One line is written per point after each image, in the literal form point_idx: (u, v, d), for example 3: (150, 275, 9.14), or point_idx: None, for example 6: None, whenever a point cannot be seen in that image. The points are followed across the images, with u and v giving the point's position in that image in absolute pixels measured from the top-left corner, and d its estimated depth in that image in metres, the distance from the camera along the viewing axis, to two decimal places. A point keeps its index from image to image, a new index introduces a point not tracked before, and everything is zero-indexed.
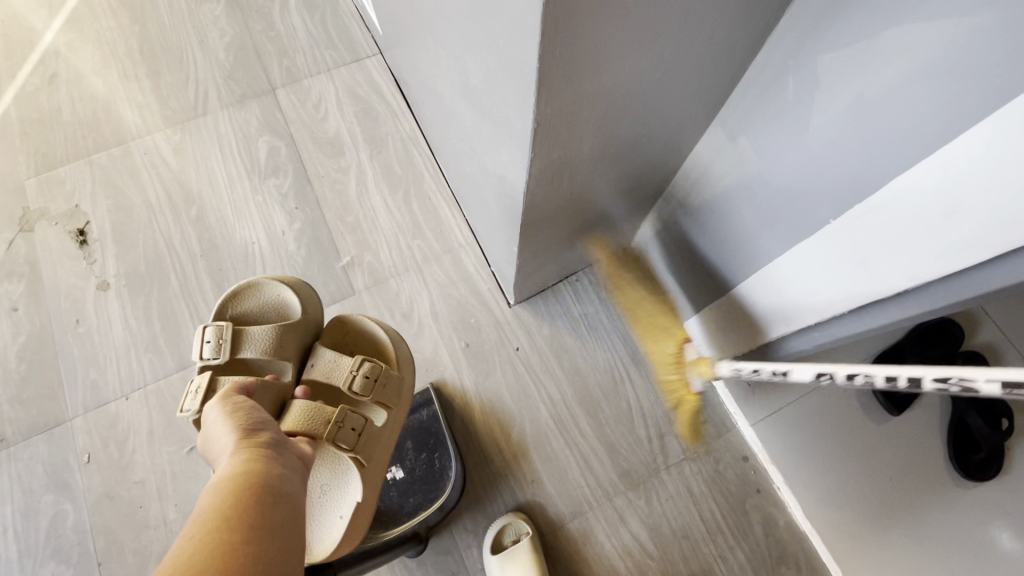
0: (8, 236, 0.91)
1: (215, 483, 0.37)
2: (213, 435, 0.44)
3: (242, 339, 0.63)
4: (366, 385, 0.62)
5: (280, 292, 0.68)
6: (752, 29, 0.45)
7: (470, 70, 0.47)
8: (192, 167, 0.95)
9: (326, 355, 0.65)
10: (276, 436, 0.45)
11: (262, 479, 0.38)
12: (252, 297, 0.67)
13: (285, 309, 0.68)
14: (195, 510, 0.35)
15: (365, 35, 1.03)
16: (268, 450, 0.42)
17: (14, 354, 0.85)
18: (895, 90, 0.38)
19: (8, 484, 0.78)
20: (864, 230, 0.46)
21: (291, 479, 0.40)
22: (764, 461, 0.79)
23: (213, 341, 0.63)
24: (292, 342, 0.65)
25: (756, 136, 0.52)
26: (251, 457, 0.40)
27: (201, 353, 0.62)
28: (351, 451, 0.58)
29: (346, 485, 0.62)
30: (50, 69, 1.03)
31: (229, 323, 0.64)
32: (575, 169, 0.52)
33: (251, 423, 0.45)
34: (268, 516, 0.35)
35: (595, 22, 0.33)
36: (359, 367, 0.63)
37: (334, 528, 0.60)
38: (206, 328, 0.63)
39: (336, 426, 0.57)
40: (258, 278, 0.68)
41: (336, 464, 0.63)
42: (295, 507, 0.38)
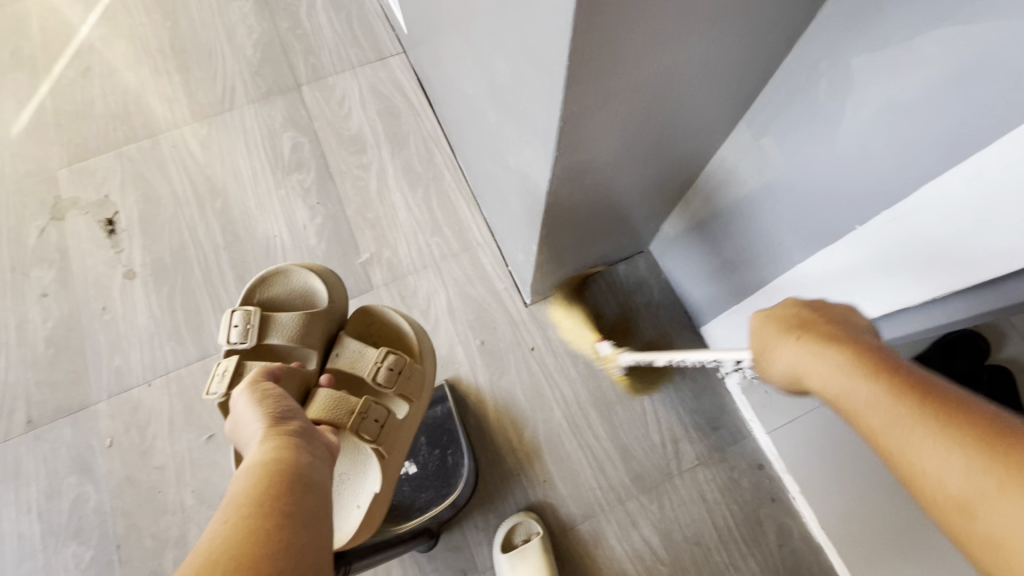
0: (40, 223, 0.94)
1: (246, 470, 0.37)
2: (242, 423, 0.45)
3: (270, 325, 0.64)
4: (390, 377, 0.63)
5: (307, 279, 0.69)
6: (781, 33, 0.45)
7: (496, 68, 0.47)
8: (218, 160, 0.97)
9: (352, 345, 0.66)
10: (304, 425, 0.45)
11: (292, 466, 0.38)
12: (281, 283, 0.69)
13: (311, 297, 0.69)
14: (228, 494, 0.36)
15: (389, 35, 1.04)
16: (297, 439, 0.42)
17: (42, 338, 0.87)
18: (928, 95, 0.38)
19: (33, 465, 0.80)
20: (889, 237, 0.45)
21: (320, 467, 0.41)
22: (780, 469, 0.78)
23: (241, 325, 0.64)
24: (318, 330, 0.66)
25: (781, 141, 0.52)
26: (281, 444, 0.41)
27: (228, 336, 0.63)
28: (374, 442, 0.59)
29: (364, 477, 0.62)
30: (85, 62, 1.06)
31: (257, 308, 0.65)
32: (597, 169, 0.52)
33: (279, 412, 0.45)
34: (298, 503, 0.36)
35: (627, 21, 0.33)
36: (383, 359, 0.64)
37: (350, 518, 0.60)
38: (235, 312, 0.64)
39: (359, 417, 0.58)
40: (286, 265, 0.69)
41: (356, 455, 0.63)
42: (324, 494, 0.39)
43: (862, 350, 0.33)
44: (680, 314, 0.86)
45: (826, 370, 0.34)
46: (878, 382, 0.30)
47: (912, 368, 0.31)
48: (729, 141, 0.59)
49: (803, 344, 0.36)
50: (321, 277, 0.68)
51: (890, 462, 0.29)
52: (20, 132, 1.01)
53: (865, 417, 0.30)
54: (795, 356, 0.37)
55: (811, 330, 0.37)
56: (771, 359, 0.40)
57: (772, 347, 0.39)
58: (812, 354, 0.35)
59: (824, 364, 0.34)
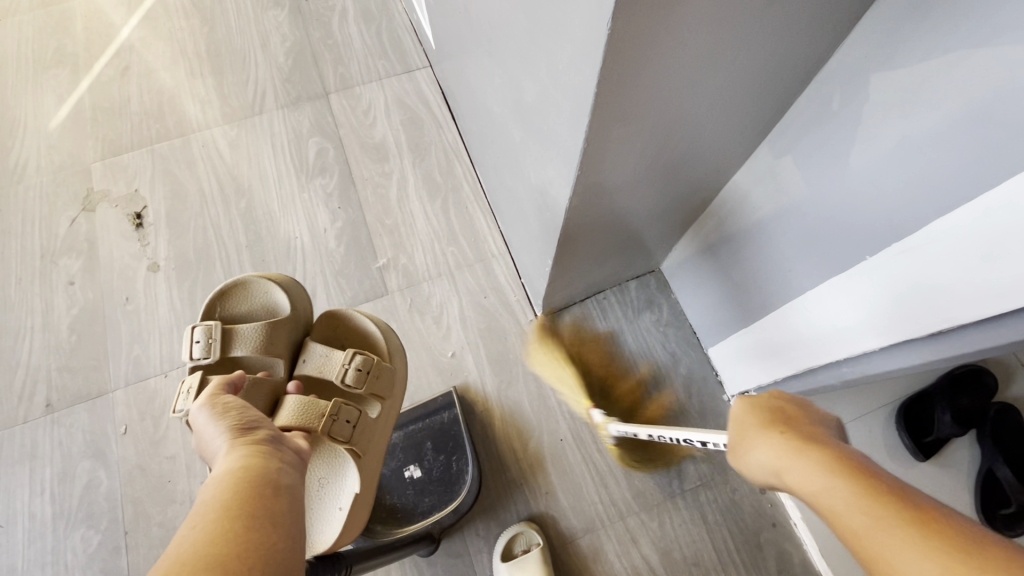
0: (71, 214, 0.97)
1: (216, 476, 0.38)
2: (206, 437, 0.45)
3: (232, 338, 0.65)
4: (358, 377, 0.64)
5: (266, 290, 0.69)
6: (800, 65, 0.46)
7: (524, 88, 0.49)
8: (245, 161, 1.00)
9: (317, 350, 0.67)
10: (271, 433, 0.46)
11: (262, 472, 0.40)
12: (241, 296, 0.69)
13: (272, 307, 0.70)
14: (198, 498, 0.37)
15: (417, 49, 1.08)
16: (266, 447, 0.44)
17: (66, 325, 0.90)
18: (938, 136, 0.39)
19: (49, 448, 0.82)
20: (900, 268, 0.46)
21: (289, 473, 0.42)
22: (782, 494, 0.78)
23: (202, 341, 0.64)
24: (282, 339, 0.67)
25: (799, 168, 0.54)
26: (249, 452, 0.42)
27: (190, 353, 0.64)
28: (347, 443, 0.60)
29: (342, 478, 0.62)
30: (124, 62, 1.10)
31: (217, 323, 0.65)
32: (618, 188, 0.54)
33: (245, 422, 0.46)
34: (269, 505, 0.37)
35: (652, 51, 0.35)
36: (351, 360, 0.65)
37: (333, 521, 0.60)
38: (195, 328, 0.64)
39: (330, 419, 0.59)
40: (243, 278, 0.70)
41: (333, 458, 0.63)
42: (295, 496, 0.40)
43: (847, 462, 0.30)
44: (689, 335, 0.87)
45: (859, 524, 0.27)
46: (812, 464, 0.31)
47: (881, 470, 0.29)
48: (747, 165, 0.61)
49: (823, 472, 0.30)
50: (281, 286, 0.69)
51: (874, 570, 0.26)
52: (58, 125, 1.05)
53: (845, 521, 0.28)
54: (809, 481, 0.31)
55: (785, 427, 0.35)
56: (743, 457, 0.38)
57: (748, 440, 0.37)
58: (819, 475, 0.30)
59: (801, 467, 0.31)
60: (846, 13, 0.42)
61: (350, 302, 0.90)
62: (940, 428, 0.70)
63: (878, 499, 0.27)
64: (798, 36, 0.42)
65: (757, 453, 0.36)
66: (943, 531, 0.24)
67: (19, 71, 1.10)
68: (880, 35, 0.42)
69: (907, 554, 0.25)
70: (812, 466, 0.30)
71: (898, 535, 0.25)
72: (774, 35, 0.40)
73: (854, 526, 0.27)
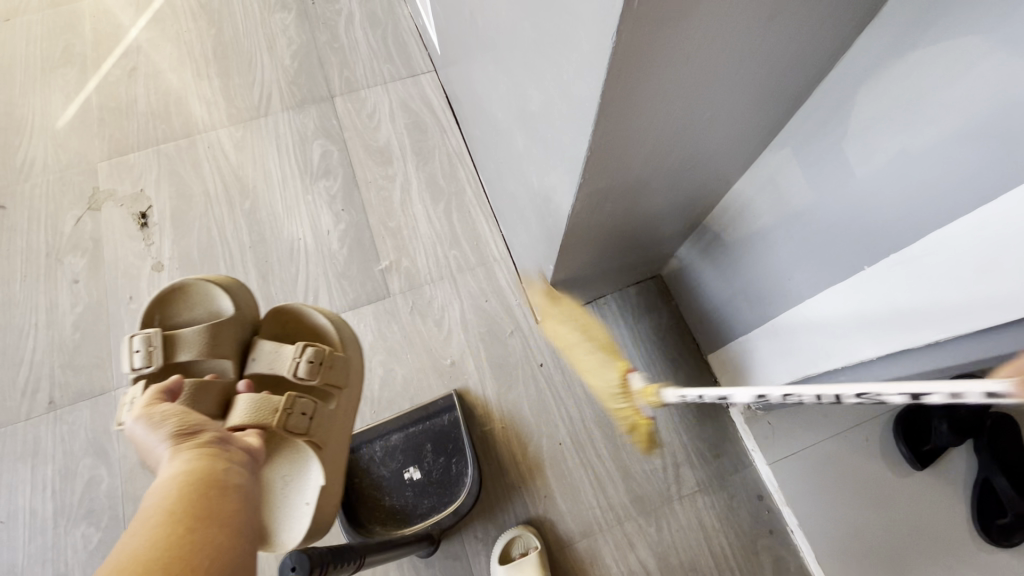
0: (76, 213, 0.98)
1: (158, 487, 0.40)
2: (147, 443, 0.46)
3: (174, 343, 0.64)
4: (310, 369, 0.65)
5: (205, 292, 0.68)
6: (802, 78, 0.47)
7: (529, 96, 0.50)
8: (250, 162, 1.01)
9: (266, 347, 0.67)
10: (218, 432, 0.48)
11: (208, 476, 0.42)
12: (182, 300, 0.68)
13: (215, 309, 0.69)
14: (141, 511, 0.39)
15: (422, 53, 1.09)
16: (211, 449, 0.45)
17: (70, 323, 0.90)
18: (935, 150, 0.40)
19: (51, 445, 0.83)
20: (897, 278, 0.47)
21: (238, 472, 0.45)
22: (778, 501, 0.78)
23: (142, 350, 0.63)
24: (227, 339, 0.67)
25: (799, 178, 0.54)
26: (192, 458, 0.43)
27: (132, 363, 0.63)
28: (305, 435, 0.61)
29: (306, 472, 0.62)
30: (132, 63, 1.11)
31: (156, 330, 0.64)
32: (619, 197, 0.54)
33: (190, 421, 0.47)
34: (213, 513, 0.39)
35: (650, 68, 0.36)
36: (301, 353, 0.66)
37: (299, 517, 0.60)
38: (134, 337, 0.63)
39: (285, 413, 0.59)
40: (182, 282, 0.69)
41: (295, 454, 0.63)
42: (241, 499, 0.42)
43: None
44: (688, 341, 0.88)
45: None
46: None
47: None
48: (747, 175, 0.61)
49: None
50: (223, 287, 0.69)
51: None
52: (65, 124, 1.05)
53: None
54: None
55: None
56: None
57: None
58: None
59: None
60: (847, 30, 0.42)
61: (351, 304, 0.91)
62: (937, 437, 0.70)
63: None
64: (799, 49, 0.43)
65: None
66: None
67: (27, 70, 1.11)
68: (876, 52, 0.43)
69: None
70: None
71: None
72: (774, 50, 0.41)
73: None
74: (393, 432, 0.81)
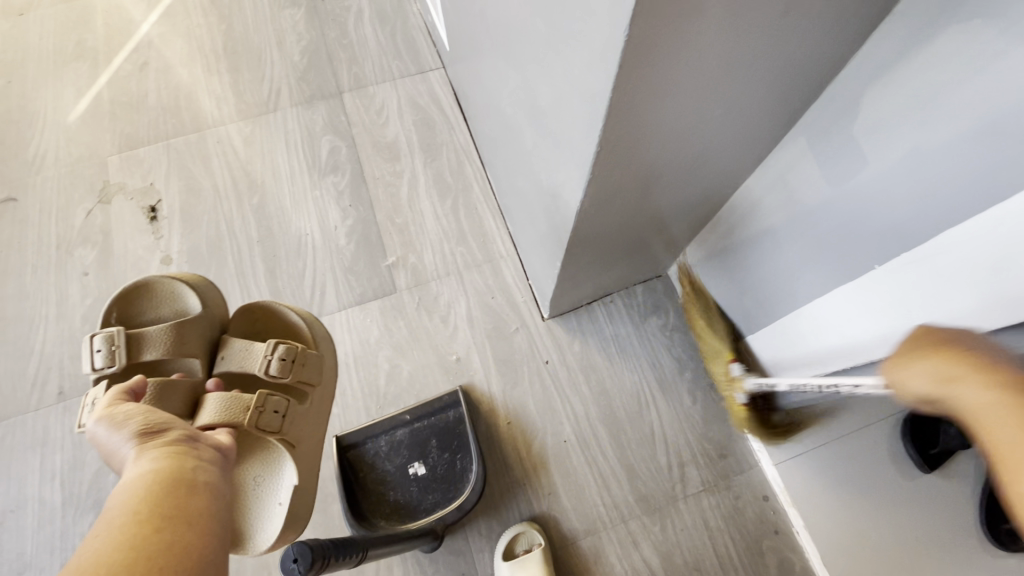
0: (87, 206, 0.99)
1: (123, 489, 0.39)
2: (108, 445, 0.45)
3: (138, 342, 0.63)
4: (283, 366, 0.65)
5: (172, 290, 0.68)
6: (815, 74, 0.46)
7: (538, 92, 0.50)
8: (258, 157, 1.01)
9: (236, 345, 0.67)
10: (185, 430, 0.47)
11: (176, 476, 0.41)
12: (146, 299, 0.68)
13: (181, 306, 0.68)
14: (104, 515, 0.38)
15: (430, 50, 1.09)
16: (177, 449, 0.45)
17: (80, 315, 0.91)
18: (949, 148, 0.39)
19: (61, 435, 0.84)
20: (909, 277, 0.46)
21: (206, 471, 0.44)
22: (784, 502, 0.78)
23: (104, 349, 0.62)
24: (194, 337, 0.66)
25: (809, 175, 0.54)
26: (158, 458, 0.43)
27: (92, 363, 0.62)
28: (278, 434, 0.61)
29: (279, 473, 0.63)
30: (143, 57, 1.12)
31: (119, 329, 0.63)
32: (628, 194, 0.54)
33: (154, 421, 0.46)
34: (180, 512, 0.39)
35: (659, 64, 0.36)
36: (273, 351, 0.66)
37: (273, 517, 0.61)
38: (95, 336, 0.62)
39: (257, 411, 0.59)
40: (146, 279, 0.68)
41: (267, 454, 0.64)
42: (209, 498, 0.42)
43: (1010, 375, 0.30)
44: (694, 340, 0.88)
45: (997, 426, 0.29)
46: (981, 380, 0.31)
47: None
48: (758, 172, 0.61)
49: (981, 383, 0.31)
50: (190, 285, 0.68)
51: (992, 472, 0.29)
52: (77, 118, 1.06)
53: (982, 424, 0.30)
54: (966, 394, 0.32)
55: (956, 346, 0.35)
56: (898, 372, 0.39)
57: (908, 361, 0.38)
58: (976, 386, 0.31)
59: (961, 380, 0.32)
60: (862, 26, 0.42)
61: (358, 299, 0.91)
62: (945, 439, 0.68)
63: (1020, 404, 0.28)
64: (814, 45, 0.42)
65: (913, 370, 0.37)
66: None
67: (39, 64, 1.12)
68: (892, 46, 0.42)
69: None
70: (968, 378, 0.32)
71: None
72: (787, 45, 0.41)
73: (995, 425, 0.29)
74: (398, 427, 0.81)
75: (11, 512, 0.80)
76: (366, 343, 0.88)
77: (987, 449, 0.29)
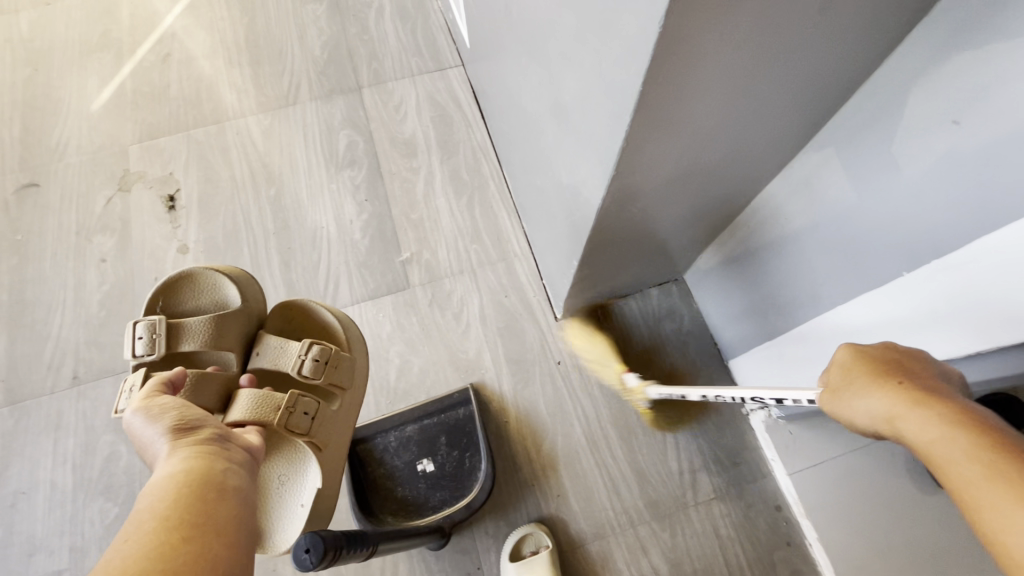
0: (107, 193, 1.00)
1: (153, 486, 0.39)
2: (143, 438, 0.46)
3: (178, 332, 0.64)
4: (316, 368, 0.65)
5: (216, 282, 0.68)
6: (850, 73, 0.45)
7: (562, 87, 0.50)
8: (277, 150, 1.02)
9: (271, 342, 0.67)
10: (217, 429, 0.48)
11: (205, 475, 0.41)
12: (188, 289, 0.68)
13: (223, 299, 0.69)
14: (134, 511, 0.38)
15: (450, 47, 1.09)
16: (209, 449, 0.45)
17: (96, 301, 0.92)
18: (988, 150, 0.38)
19: (74, 419, 0.84)
20: (938, 286, 0.45)
21: (235, 473, 0.44)
22: (798, 513, 0.76)
23: (145, 337, 0.63)
24: (232, 331, 0.67)
25: (837, 179, 0.53)
26: (191, 456, 0.43)
27: (134, 349, 0.63)
28: (306, 436, 0.60)
29: (303, 473, 0.63)
30: (166, 48, 1.13)
31: (162, 318, 0.64)
32: (649, 193, 0.53)
33: (188, 419, 0.47)
34: (210, 514, 0.38)
35: (697, 56, 0.35)
36: (307, 351, 0.65)
37: (295, 518, 0.61)
38: (138, 324, 0.63)
39: (287, 412, 0.59)
40: (193, 270, 0.69)
41: (292, 454, 0.63)
42: (238, 501, 0.42)
43: (962, 416, 0.31)
44: (710, 345, 0.86)
45: (961, 468, 0.29)
46: (951, 423, 0.31)
47: (997, 425, 0.31)
48: (783, 175, 0.59)
49: (945, 425, 0.31)
50: (232, 279, 0.68)
51: (972, 519, 0.29)
52: (100, 107, 1.07)
53: (953, 469, 0.30)
54: (922, 434, 0.32)
55: (905, 382, 0.36)
56: (842, 404, 0.39)
57: (853, 390, 0.38)
58: (935, 425, 0.32)
59: (916, 419, 0.33)
60: (897, 27, 0.41)
61: (371, 294, 0.91)
62: None
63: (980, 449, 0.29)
64: (850, 43, 0.41)
65: (858, 401, 0.37)
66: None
67: (65, 53, 1.13)
68: (932, 46, 0.40)
69: (1008, 504, 0.27)
70: (925, 418, 0.32)
71: (985, 479, 0.28)
72: (823, 43, 0.39)
73: (959, 471, 0.29)
74: (408, 422, 0.81)
75: (23, 494, 0.81)
76: (378, 338, 0.88)
77: (959, 498, 0.29)
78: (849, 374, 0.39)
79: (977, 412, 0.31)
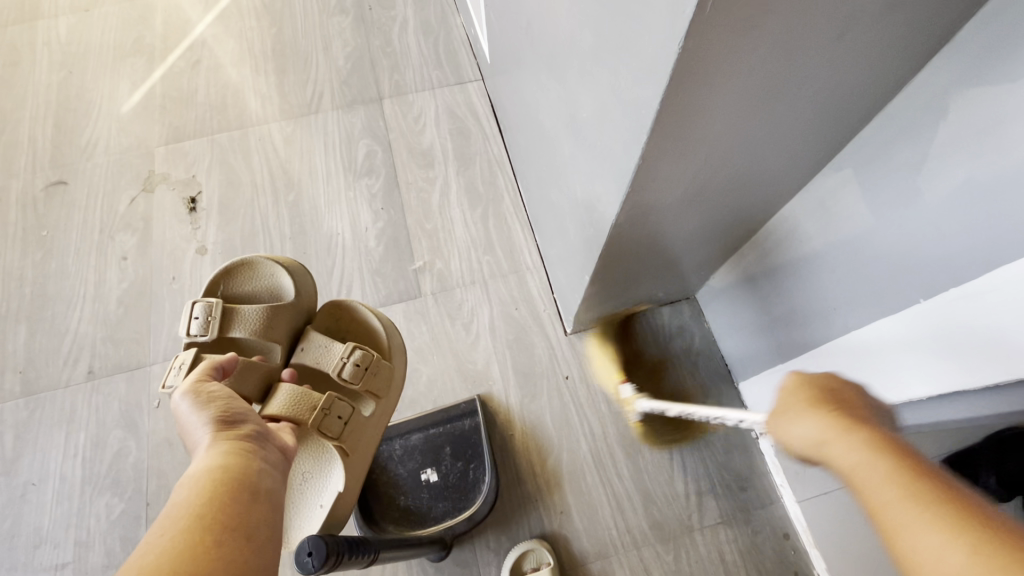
0: (132, 193, 1.02)
1: (192, 479, 0.40)
2: (188, 425, 0.47)
3: (232, 318, 0.66)
4: (355, 372, 0.65)
5: (274, 274, 0.70)
6: (865, 99, 0.45)
7: (581, 103, 0.50)
8: (297, 157, 1.04)
9: (317, 340, 0.68)
10: (256, 427, 0.48)
11: (241, 476, 0.41)
12: (246, 276, 0.70)
13: (277, 291, 0.70)
14: (171, 503, 0.38)
15: (471, 62, 1.11)
16: (247, 447, 0.45)
17: (115, 297, 0.94)
18: (1007, 179, 0.38)
19: (86, 414, 0.86)
20: (959, 316, 0.44)
21: (269, 474, 0.44)
22: (806, 542, 0.74)
23: (201, 318, 0.65)
24: (281, 323, 0.68)
25: (855, 203, 0.52)
26: (230, 452, 0.43)
27: (188, 329, 0.64)
28: (336, 440, 0.61)
29: (327, 476, 0.63)
30: (196, 56, 1.16)
31: (219, 302, 0.66)
32: (666, 210, 0.53)
33: (230, 414, 0.48)
34: (243, 518, 0.38)
35: (724, 72, 0.35)
36: (349, 355, 0.66)
37: (313, 517, 0.61)
38: (196, 304, 0.65)
39: (322, 414, 0.60)
40: (253, 259, 0.71)
41: (319, 452, 0.64)
42: (269, 505, 0.42)
43: (893, 447, 0.30)
44: (720, 366, 0.86)
45: (883, 492, 0.28)
46: (885, 459, 0.29)
47: (942, 472, 0.29)
48: (799, 197, 0.59)
49: (870, 452, 0.30)
50: (289, 273, 0.70)
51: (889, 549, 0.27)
52: (129, 110, 1.11)
53: (883, 507, 0.27)
54: (851, 460, 0.31)
55: (842, 414, 0.34)
56: (783, 427, 0.38)
57: (792, 415, 0.37)
58: (861, 450, 0.30)
59: (845, 444, 0.32)
60: (918, 52, 0.41)
61: (383, 301, 0.92)
62: None
63: (917, 479, 0.27)
64: (869, 69, 0.41)
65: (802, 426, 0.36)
66: (992, 524, 0.24)
67: (100, 57, 1.17)
68: (953, 73, 0.41)
69: (929, 532, 0.25)
70: (859, 444, 0.31)
71: (933, 520, 0.25)
72: (845, 66, 0.39)
73: (880, 494, 0.28)
74: (414, 431, 0.81)
75: (33, 485, 0.82)
76: None
77: (878, 524, 0.28)
78: (796, 403, 0.37)
79: (916, 452, 0.30)
